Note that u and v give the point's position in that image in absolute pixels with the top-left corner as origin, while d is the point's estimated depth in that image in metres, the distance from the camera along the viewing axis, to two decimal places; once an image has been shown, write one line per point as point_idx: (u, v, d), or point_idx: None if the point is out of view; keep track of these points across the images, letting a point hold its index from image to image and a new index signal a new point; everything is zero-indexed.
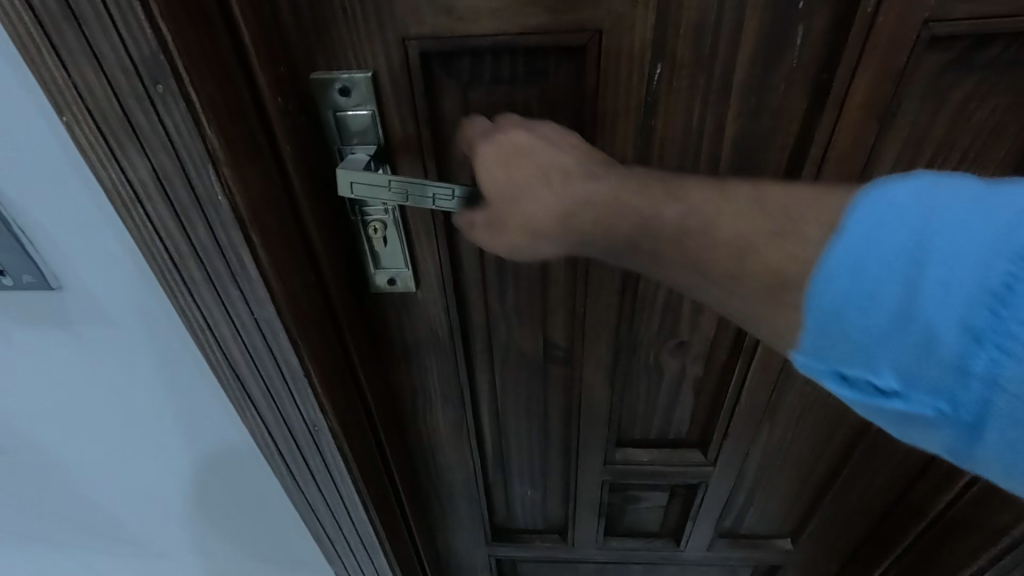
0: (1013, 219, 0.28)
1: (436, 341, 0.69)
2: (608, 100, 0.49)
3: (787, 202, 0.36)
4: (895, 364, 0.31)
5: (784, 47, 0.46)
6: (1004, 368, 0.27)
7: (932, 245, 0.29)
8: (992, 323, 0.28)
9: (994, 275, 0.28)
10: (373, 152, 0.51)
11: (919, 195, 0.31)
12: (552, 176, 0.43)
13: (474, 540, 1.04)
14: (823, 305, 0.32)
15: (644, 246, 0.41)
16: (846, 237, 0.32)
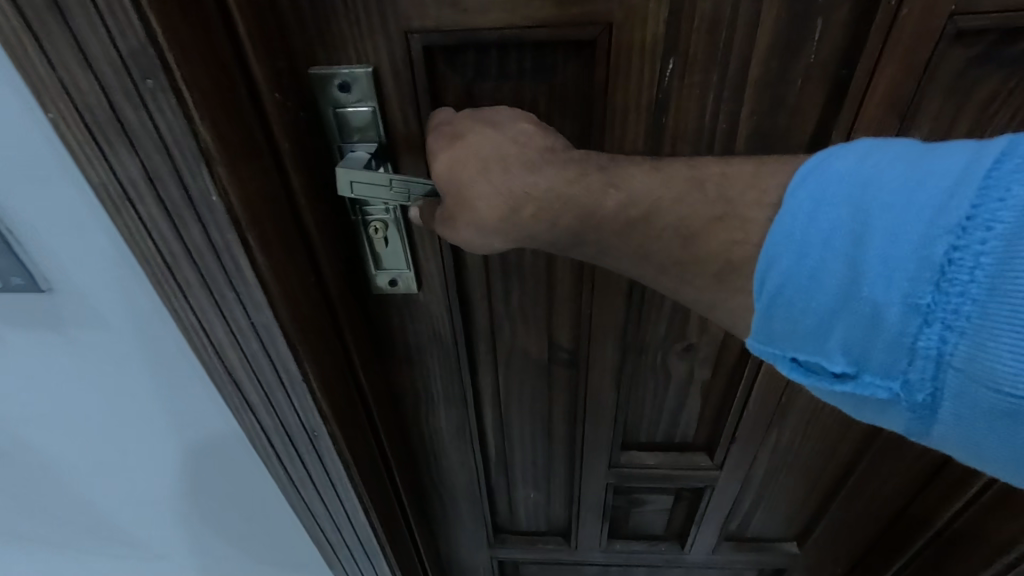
0: (944, 195, 0.31)
1: (439, 343, 0.68)
2: (618, 96, 0.47)
3: (726, 189, 0.40)
4: (847, 344, 0.34)
5: (803, 41, 0.44)
6: (949, 341, 0.31)
7: (872, 226, 0.32)
8: (933, 298, 0.31)
9: (933, 251, 0.31)
10: (374, 149, 0.50)
11: (854, 167, 0.34)
12: (491, 169, 0.43)
13: (476, 542, 1.02)
14: (773, 287, 0.36)
15: (590, 234, 0.43)
16: (793, 221, 0.35)
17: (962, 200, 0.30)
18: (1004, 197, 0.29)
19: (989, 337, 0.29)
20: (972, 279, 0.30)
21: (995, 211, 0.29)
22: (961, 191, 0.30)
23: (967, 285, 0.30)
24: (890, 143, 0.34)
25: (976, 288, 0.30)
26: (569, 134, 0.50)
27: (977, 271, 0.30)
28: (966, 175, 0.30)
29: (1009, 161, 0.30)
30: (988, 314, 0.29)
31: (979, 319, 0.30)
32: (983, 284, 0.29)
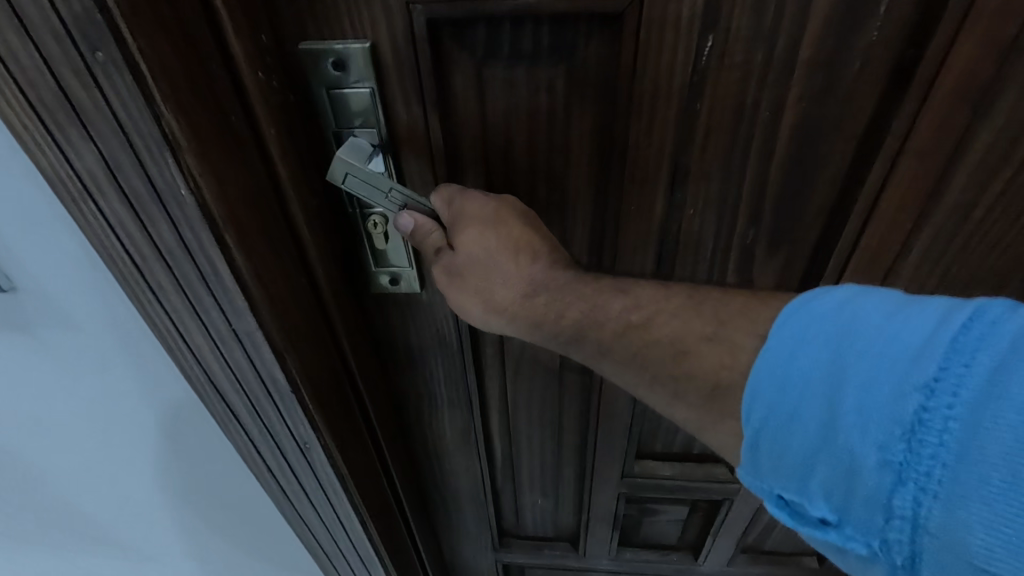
0: (916, 351, 0.29)
1: (443, 346, 0.63)
2: (647, 79, 0.42)
3: (718, 310, 0.39)
4: (823, 490, 0.31)
5: (865, 18, 0.38)
6: (924, 504, 0.28)
7: (845, 372, 0.31)
8: (906, 457, 0.28)
9: (903, 407, 0.29)
10: (376, 138, 0.45)
11: (839, 308, 0.33)
12: (521, 256, 0.43)
13: (481, 546, 0.99)
14: (755, 420, 0.34)
15: (591, 334, 0.42)
16: (772, 355, 0.34)
17: (931, 360, 0.29)
18: (970, 363, 0.28)
19: (967, 506, 0.26)
20: (942, 443, 0.27)
21: (963, 375, 0.28)
22: (930, 348, 0.29)
23: (939, 448, 0.27)
24: (874, 292, 0.33)
25: (948, 451, 0.27)
26: (590, 122, 0.45)
27: (947, 434, 0.27)
28: (936, 334, 0.29)
29: (978, 325, 0.28)
30: (963, 481, 0.26)
31: (956, 485, 0.27)
32: (954, 449, 0.27)
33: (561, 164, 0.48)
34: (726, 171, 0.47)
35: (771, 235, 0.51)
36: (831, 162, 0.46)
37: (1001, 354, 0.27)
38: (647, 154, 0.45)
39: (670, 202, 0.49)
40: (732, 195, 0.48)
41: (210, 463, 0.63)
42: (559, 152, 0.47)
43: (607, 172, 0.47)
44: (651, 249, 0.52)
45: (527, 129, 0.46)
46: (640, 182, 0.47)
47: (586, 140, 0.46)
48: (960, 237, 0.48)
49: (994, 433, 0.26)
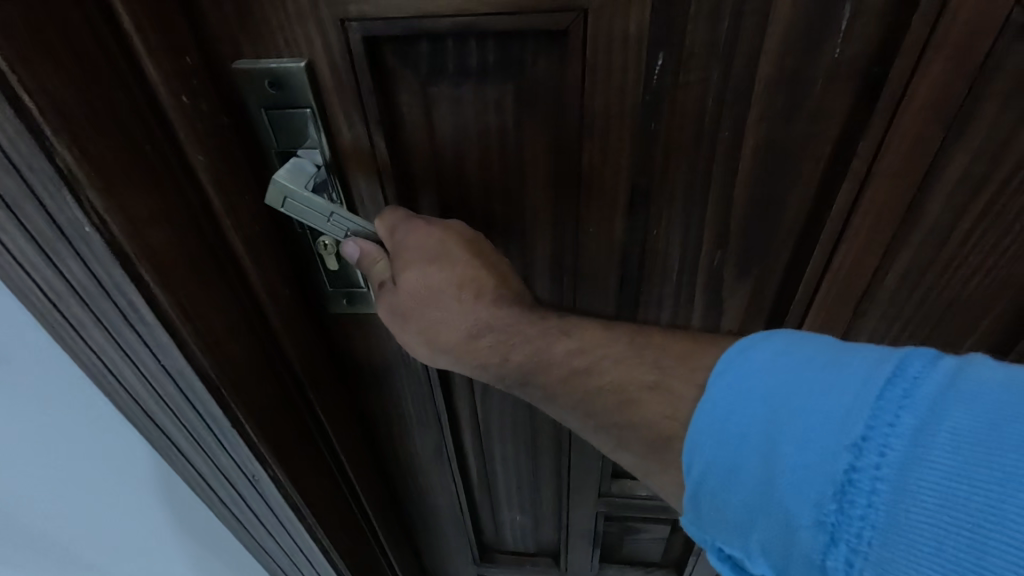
0: (846, 407, 0.28)
1: (408, 365, 0.61)
2: (597, 98, 0.39)
3: (660, 357, 0.37)
4: (760, 548, 0.30)
5: (826, 33, 0.36)
6: (856, 567, 0.26)
7: (780, 426, 0.30)
8: (838, 518, 0.27)
9: (833, 466, 0.27)
10: (320, 158, 0.43)
11: (773, 359, 0.31)
12: (465, 291, 0.41)
13: (462, 561, 0.97)
14: (694, 476, 0.32)
15: (537, 379, 0.40)
16: (710, 406, 0.32)
17: (860, 417, 0.27)
18: (896, 421, 0.26)
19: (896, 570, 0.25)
20: (871, 504, 0.26)
21: (890, 434, 0.26)
22: (860, 405, 0.28)
23: (869, 509, 0.26)
24: (808, 339, 0.32)
25: (876, 513, 0.26)
26: (543, 142, 0.43)
27: (876, 495, 0.26)
28: (864, 387, 0.28)
29: (904, 379, 0.27)
30: (893, 545, 0.25)
31: (885, 549, 0.25)
32: (882, 510, 0.26)
33: (515, 185, 0.45)
34: (689, 192, 0.44)
35: (739, 258, 0.48)
36: (799, 184, 0.43)
37: (925, 413, 0.26)
38: (603, 176, 0.43)
39: (630, 224, 0.47)
40: (694, 216, 0.46)
41: (151, 505, 0.60)
42: (512, 172, 0.45)
43: (563, 194, 0.45)
44: (614, 271, 0.49)
45: (478, 148, 0.44)
46: (597, 205, 0.45)
47: (540, 160, 0.44)
48: (937, 261, 0.46)
49: (919, 495, 0.25)
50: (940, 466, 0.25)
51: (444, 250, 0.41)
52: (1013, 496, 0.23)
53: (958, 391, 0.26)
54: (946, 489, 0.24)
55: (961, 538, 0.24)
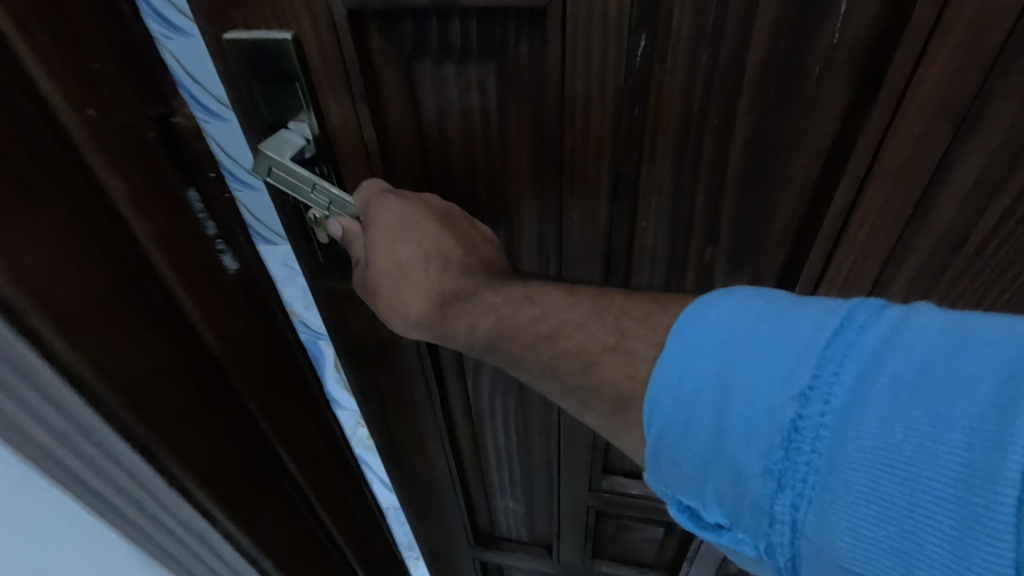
0: (794, 359, 0.28)
1: (398, 347, 0.62)
2: (577, 83, 0.38)
3: (620, 320, 0.38)
4: (715, 497, 0.31)
5: (820, 19, 0.34)
6: (801, 509, 0.27)
7: (732, 380, 0.30)
8: (785, 464, 0.27)
9: (781, 416, 0.28)
10: (307, 130, 0.43)
11: (727, 315, 0.31)
12: (433, 263, 0.42)
13: (456, 545, 0.96)
14: (654, 435, 0.32)
15: (504, 345, 0.41)
16: (670, 364, 0.32)
17: (806, 367, 0.28)
18: (839, 371, 0.27)
19: (836, 510, 0.26)
20: (815, 450, 0.26)
21: (834, 383, 0.27)
22: (807, 356, 0.28)
23: (813, 455, 0.27)
24: (760, 294, 0.32)
25: (819, 459, 0.26)
26: (525, 126, 0.42)
27: (820, 442, 0.26)
28: (811, 340, 0.28)
29: (849, 329, 0.27)
30: (833, 488, 0.26)
31: (827, 491, 0.26)
32: (825, 456, 0.26)
33: (499, 168, 0.45)
34: (676, 184, 0.43)
35: (731, 256, 0.46)
36: (794, 180, 0.41)
37: (868, 361, 0.26)
38: (585, 162, 0.42)
39: (615, 215, 0.45)
40: (683, 210, 0.44)
41: None
42: (496, 155, 0.44)
43: (546, 179, 0.44)
44: (598, 262, 0.48)
45: (462, 130, 0.43)
46: (579, 192, 0.44)
47: (523, 144, 0.43)
48: (947, 272, 0.42)
49: (859, 440, 0.25)
50: (877, 412, 0.25)
51: (414, 224, 0.42)
52: (945, 435, 0.24)
53: (899, 338, 0.26)
54: (884, 434, 0.25)
55: (897, 478, 0.24)
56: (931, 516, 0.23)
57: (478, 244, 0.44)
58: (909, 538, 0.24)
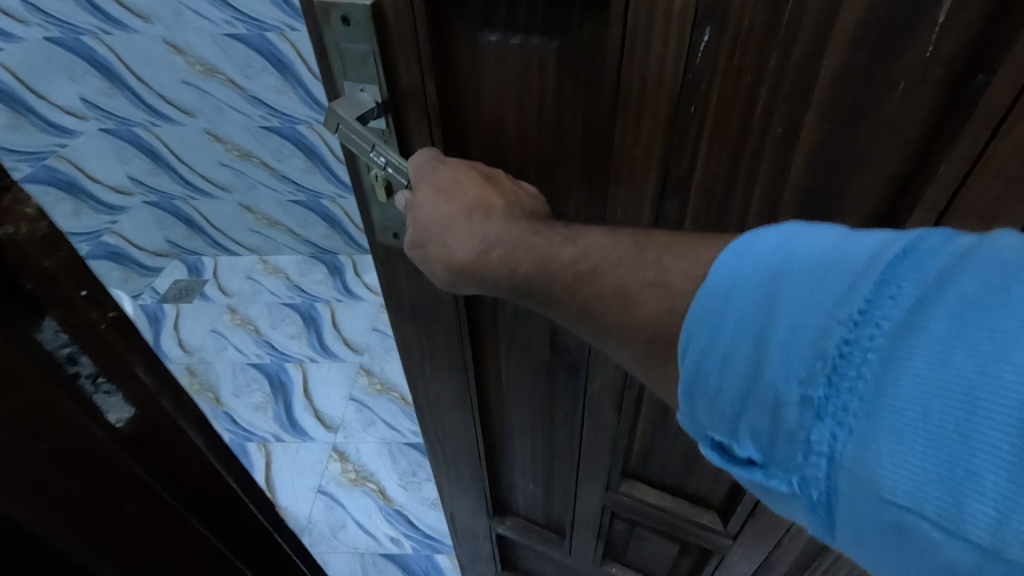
0: (848, 283, 0.23)
1: (441, 311, 0.64)
2: (634, 74, 0.37)
3: (661, 254, 0.33)
4: (747, 434, 0.26)
5: (912, 28, 0.30)
6: (840, 442, 0.22)
7: (776, 303, 0.25)
8: (825, 393, 0.22)
9: (825, 342, 0.23)
10: (378, 96, 0.45)
11: (779, 246, 0.27)
12: (475, 212, 0.41)
13: (474, 513, 1.00)
14: (686, 372, 0.28)
15: (542, 287, 0.38)
16: (708, 297, 0.28)
17: (860, 290, 0.22)
18: (898, 294, 0.21)
19: (877, 440, 0.21)
20: (861, 377, 0.22)
21: (891, 306, 0.21)
22: (862, 280, 0.23)
23: (858, 383, 0.22)
24: (819, 226, 0.27)
25: (864, 387, 0.21)
26: (580, 110, 0.41)
27: (868, 370, 0.21)
28: (873, 257, 0.23)
29: (917, 246, 0.23)
30: (876, 416, 0.21)
31: (870, 421, 0.21)
32: (871, 384, 0.21)
33: (551, 150, 0.44)
34: (729, 189, 0.41)
35: None
36: (862, 199, 0.38)
37: (934, 282, 0.21)
38: (636, 154, 0.41)
39: (662, 212, 0.44)
40: (735, 216, 0.42)
41: None
42: (549, 137, 0.44)
43: (596, 165, 0.44)
44: None
45: (518, 109, 0.43)
46: (627, 183, 0.43)
47: (576, 127, 0.42)
48: None
49: (910, 364, 0.20)
50: (933, 329, 0.20)
51: (455, 181, 0.42)
52: (1017, 349, 0.19)
53: (976, 259, 0.21)
54: (939, 352, 0.20)
55: (952, 404, 0.19)
56: (991, 442, 0.19)
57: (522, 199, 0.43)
58: (959, 467, 0.19)
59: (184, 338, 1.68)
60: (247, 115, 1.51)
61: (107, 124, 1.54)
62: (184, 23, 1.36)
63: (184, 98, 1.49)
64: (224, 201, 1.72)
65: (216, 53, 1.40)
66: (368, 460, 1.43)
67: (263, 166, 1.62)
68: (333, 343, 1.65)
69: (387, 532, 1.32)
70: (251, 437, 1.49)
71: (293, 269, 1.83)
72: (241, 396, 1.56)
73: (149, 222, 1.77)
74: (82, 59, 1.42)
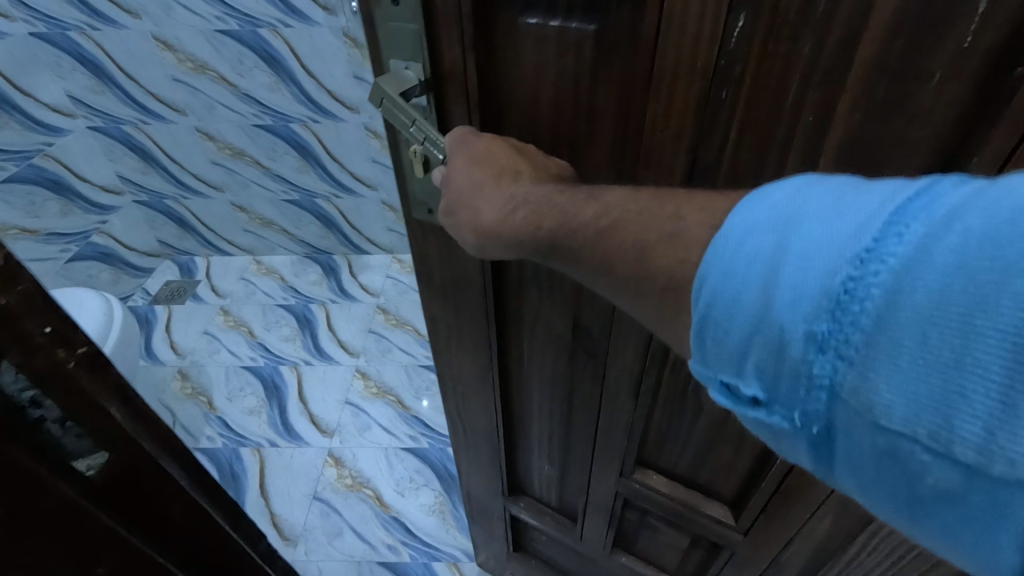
0: (859, 222, 0.23)
1: (469, 286, 0.66)
2: (667, 58, 0.38)
3: (682, 207, 0.32)
4: (754, 373, 0.25)
5: (953, 18, 0.30)
6: (841, 374, 0.22)
7: (788, 243, 0.25)
8: (830, 326, 0.23)
9: (833, 277, 0.23)
10: (422, 74, 0.47)
11: (794, 193, 0.26)
12: (503, 176, 0.43)
13: (490, 491, 1.02)
14: (697, 317, 0.27)
15: (562, 250, 0.38)
16: (722, 244, 0.27)
17: (870, 229, 0.23)
18: (905, 232, 0.22)
19: (877, 371, 0.22)
20: (863, 309, 0.22)
21: (898, 243, 0.22)
22: (873, 220, 0.23)
23: (861, 316, 0.22)
24: (831, 176, 0.27)
25: (867, 320, 0.22)
26: (613, 93, 0.43)
27: (872, 303, 0.22)
28: (887, 199, 0.23)
29: (929, 190, 0.23)
30: (878, 349, 0.22)
31: (871, 351, 0.22)
32: (873, 317, 0.22)
33: (583, 131, 0.46)
34: (756, 176, 0.41)
35: None
36: None
37: (941, 219, 0.21)
38: (665, 138, 0.42)
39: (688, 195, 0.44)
40: None
41: None
42: (582, 118, 0.45)
43: (626, 146, 0.45)
44: None
45: (554, 90, 0.44)
46: (654, 164, 0.44)
47: (608, 110, 0.44)
48: None
49: (912, 296, 0.21)
50: (938, 265, 0.21)
51: (485, 153, 0.44)
52: (1019, 280, 0.19)
53: (982, 198, 0.21)
54: (943, 286, 0.20)
55: (949, 330, 0.20)
56: (985, 368, 0.19)
57: (550, 167, 0.45)
58: (952, 393, 0.20)
59: (177, 339, 1.69)
60: (239, 114, 1.57)
61: (95, 121, 1.60)
62: (176, 19, 1.41)
63: (178, 95, 1.54)
64: (216, 201, 1.80)
65: (208, 50, 1.45)
66: (364, 466, 1.42)
67: (257, 165, 1.69)
68: (327, 345, 1.68)
69: (384, 539, 1.30)
70: (243, 442, 1.47)
71: (288, 269, 1.91)
72: (234, 400, 1.55)
73: (138, 223, 1.85)
74: (71, 55, 1.48)
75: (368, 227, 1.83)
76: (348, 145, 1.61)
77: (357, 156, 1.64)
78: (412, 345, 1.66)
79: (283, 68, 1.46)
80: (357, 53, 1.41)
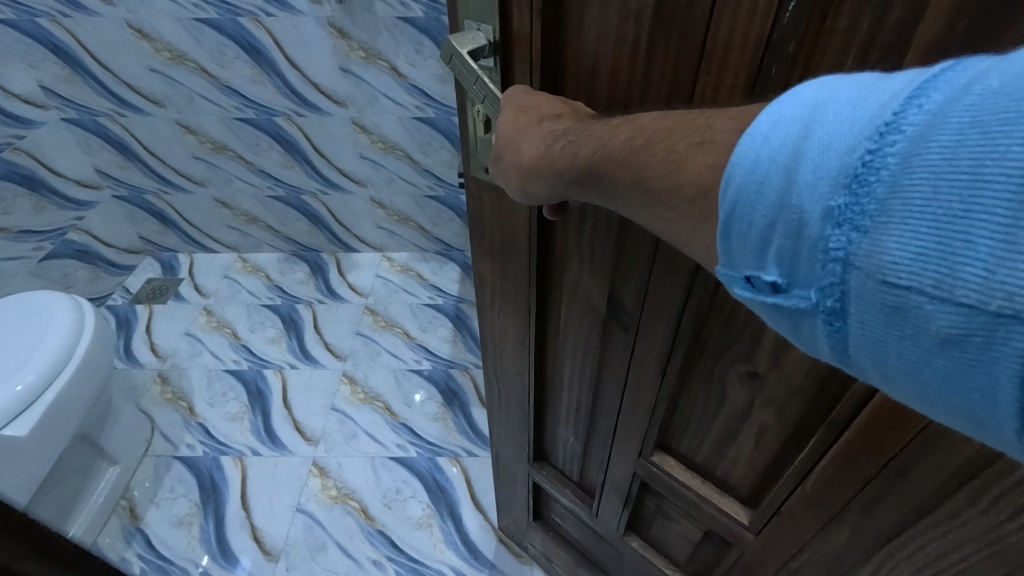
0: (883, 102, 0.23)
1: (516, 246, 0.69)
2: (722, 28, 0.39)
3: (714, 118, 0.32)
4: (775, 259, 0.26)
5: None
6: (855, 243, 0.23)
7: (813, 131, 0.25)
8: (845, 201, 0.23)
9: (850, 155, 0.23)
10: (491, 37, 0.51)
11: (825, 88, 0.26)
12: (545, 118, 0.46)
13: (515, 456, 1.06)
14: (724, 214, 0.28)
15: (597, 172, 0.39)
16: (748, 144, 0.27)
17: (892, 105, 0.23)
18: (925, 102, 0.22)
19: (888, 234, 0.22)
20: (879, 177, 0.22)
21: (919, 112, 0.22)
22: (895, 97, 0.23)
23: (876, 184, 0.22)
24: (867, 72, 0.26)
25: (881, 187, 0.22)
26: (665, 65, 0.44)
27: (888, 171, 0.22)
28: (911, 80, 0.23)
29: (953, 66, 0.22)
30: (889, 215, 0.22)
31: (884, 216, 0.22)
32: (887, 184, 0.22)
33: (634, 101, 0.47)
34: None
35: None
36: None
37: (963, 86, 0.21)
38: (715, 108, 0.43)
39: None
40: None
41: None
42: (636, 89, 0.46)
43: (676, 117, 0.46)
44: None
45: (612, 59, 0.46)
46: None
47: (660, 80, 0.45)
48: None
49: (925, 161, 0.21)
50: (953, 125, 0.20)
51: (535, 109, 0.47)
52: None
53: (1008, 62, 0.21)
54: (954, 145, 0.20)
55: (957, 184, 0.20)
56: (989, 211, 0.19)
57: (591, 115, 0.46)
58: (958, 243, 0.20)
59: (158, 341, 1.76)
60: (222, 106, 1.64)
61: (70, 112, 1.66)
62: (151, 7, 1.44)
63: (157, 88, 1.61)
64: (198, 196, 1.88)
65: (182, 38, 1.50)
66: (349, 478, 1.46)
67: (240, 159, 1.76)
68: (312, 347, 1.76)
69: (370, 555, 1.34)
70: (225, 451, 1.51)
71: (273, 267, 2.02)
72: (215, 405, 1.61)
73: (120, 219, 1.93)
74: (42, 45, 1.51)
75: (355, 223, 1.93)
76: (334, 137, 1.67)
77: (343, 149, 1.70)
78: (400, 349, 1.75)
79: (265, 60, 1.51)
80: (342, 44, 1.46)
